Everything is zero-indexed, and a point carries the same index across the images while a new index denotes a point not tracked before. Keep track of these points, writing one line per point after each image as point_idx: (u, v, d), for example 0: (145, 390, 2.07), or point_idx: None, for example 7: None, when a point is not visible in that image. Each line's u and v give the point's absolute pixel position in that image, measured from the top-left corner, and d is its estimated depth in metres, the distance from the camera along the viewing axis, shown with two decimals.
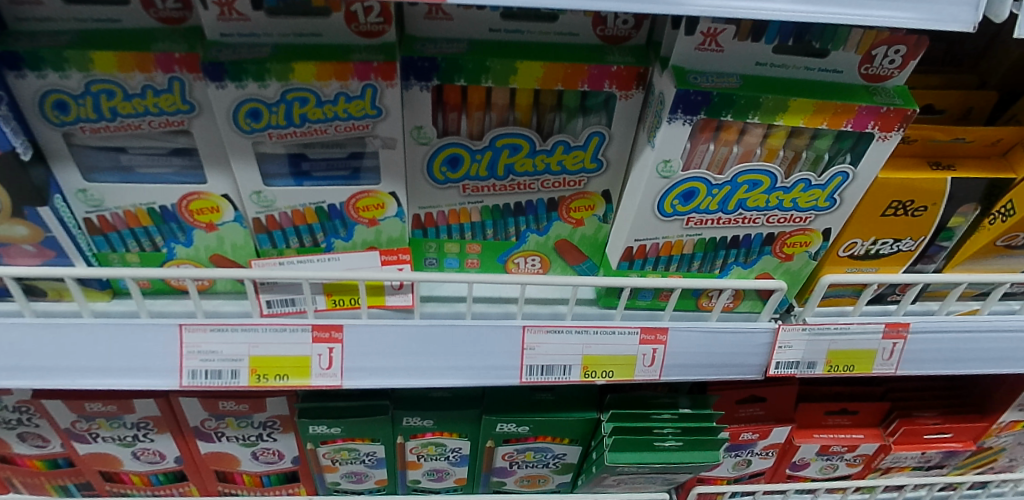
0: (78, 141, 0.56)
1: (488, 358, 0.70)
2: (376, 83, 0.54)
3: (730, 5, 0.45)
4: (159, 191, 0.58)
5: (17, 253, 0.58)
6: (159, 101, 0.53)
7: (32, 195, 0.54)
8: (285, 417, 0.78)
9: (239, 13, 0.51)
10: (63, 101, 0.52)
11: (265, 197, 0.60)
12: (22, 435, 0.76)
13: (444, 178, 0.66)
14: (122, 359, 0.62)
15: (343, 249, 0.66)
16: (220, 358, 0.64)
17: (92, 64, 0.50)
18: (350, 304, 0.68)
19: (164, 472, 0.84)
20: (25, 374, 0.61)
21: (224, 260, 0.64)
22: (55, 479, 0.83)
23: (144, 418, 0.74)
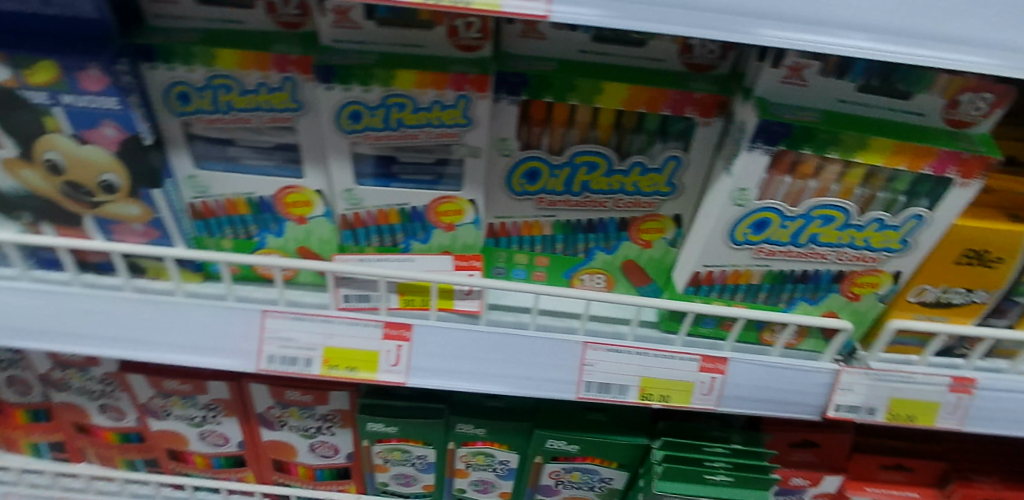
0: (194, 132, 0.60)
1: (548, 370, 0.71)
2: (470, 94, 0.57)
3: (821, 42, 0.44)
4: (258, 182, 0.62)
5: (127, 232, 0.61)
6: (271, 98, 0.57)
7: (148, 177, 0.57)
8: (345, 412, 0.80)
9: (353, 21, 0.55)
10: (186, 92, 0.57)
11: (355, 196, 0.63)
12: (103, 406, 0.80)
13: (522, 190, 0.69)
14: (207, 338, 0.65)
15: (420, 252, 0.68)
16: (296, 345, 0.66)
17: (216, 60, 0.55)
18: (420, 304, 0.70)
19: (226, 455, 0.84)
20: (119, 345, 0.65)
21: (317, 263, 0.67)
22: (126, 454, 0.85)
23: (214, 400, 0.77)
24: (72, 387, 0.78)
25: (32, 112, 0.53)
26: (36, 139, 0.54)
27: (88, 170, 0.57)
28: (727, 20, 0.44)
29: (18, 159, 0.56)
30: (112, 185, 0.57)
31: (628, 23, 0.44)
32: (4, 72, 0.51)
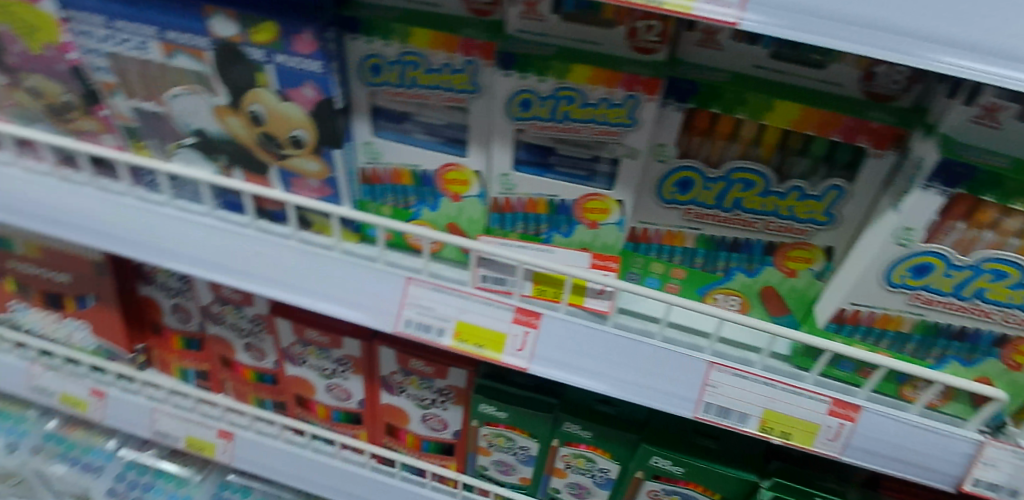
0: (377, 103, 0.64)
1: (669, 384, 0.70)
2: (639, 95, 0.58)
3: (996, 73, 0.39)
4: (425, 155, 0.66)
5: (304, 186, 0.67)
6: (452, 79, 0.61)
7: (331, 138, 0.62)
8: (460, 390, 0.83)
9: (539, 13, 0.58)
10: (377, 65, 0.61)
11: (509, 181, 0.65)
12: (248, 345, 0.87)
13: (671, 199, 0.69)
14: (354, 295, 0.69)
15: (560, 245, 0.69)
16: (433, 314, 0.69)
17: (410, 38, 0.59)
18: (552, 295, 0.71)
19: (346, 411, 0.89)
20: (279, 287, 0.70)
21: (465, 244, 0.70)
22: (259, 393, 0.92)
23: (346, 356, 0.82)
24: (224, 322, 0.86)
25: (248, 67, 0.59)
26: (246, 92, 0.60)
27: (284, 125, 0.62)
28: (884, 39, 0.40)
29: (227, 107, 0.62)
30: (301, 140, 0.63)
31: (793, 34, 0.41)
32: (233, 29, 0.57)
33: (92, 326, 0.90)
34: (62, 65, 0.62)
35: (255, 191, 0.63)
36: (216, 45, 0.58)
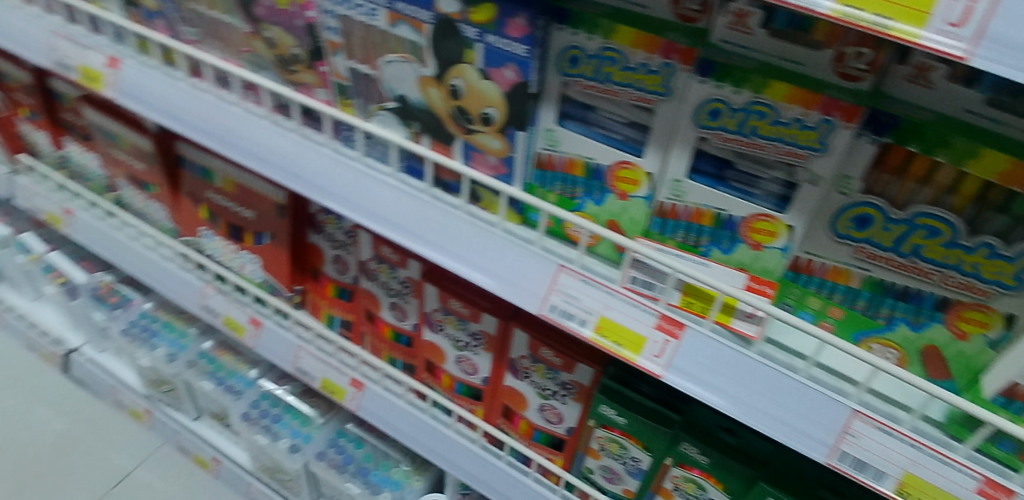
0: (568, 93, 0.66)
1: (806, 423, 0.66)
2: (835, 121, 0.56)
3: None
4: (602, 150, 0.66)
5: (482, 162, 0.71)
6: (645, 79, 0.61)
7: (518, 119, 0.65)
8: (583, 388, 0.83)
9: (747, 26, 0.58)
10: (576, 56, 0.63)
11: (680, 187, 0.65)
12: (393, 304, 0.94)
13: (846, 234, 0.65)
14: (505, 271, 0.72)
15: (716, 261, 0.69)
16: (578, 305, 0.70)
17: (614, 34, 0.60)
18: (699, 310, 0.70)
19: (469, 385, 0.93)
20: (439, 251, 0.74)
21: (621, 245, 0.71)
22: (393, 351, 0.98)
23: (481, 331, 0.86)
24: (377, 279, 0.93)
25: (460, 43, 0.63)
26: (452, 66, 0.65)
27: (478, 102, 0.66)
28: None
29: (432, 78, 0.67)
30: (490, 118, 0.67)
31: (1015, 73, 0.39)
32: (456, 6, 0.62)
33: (264, 261, 1.00)
34: (301, 21, 0.70)
35: (441, 158, 0.68)
36: (437, 19, 0.63)
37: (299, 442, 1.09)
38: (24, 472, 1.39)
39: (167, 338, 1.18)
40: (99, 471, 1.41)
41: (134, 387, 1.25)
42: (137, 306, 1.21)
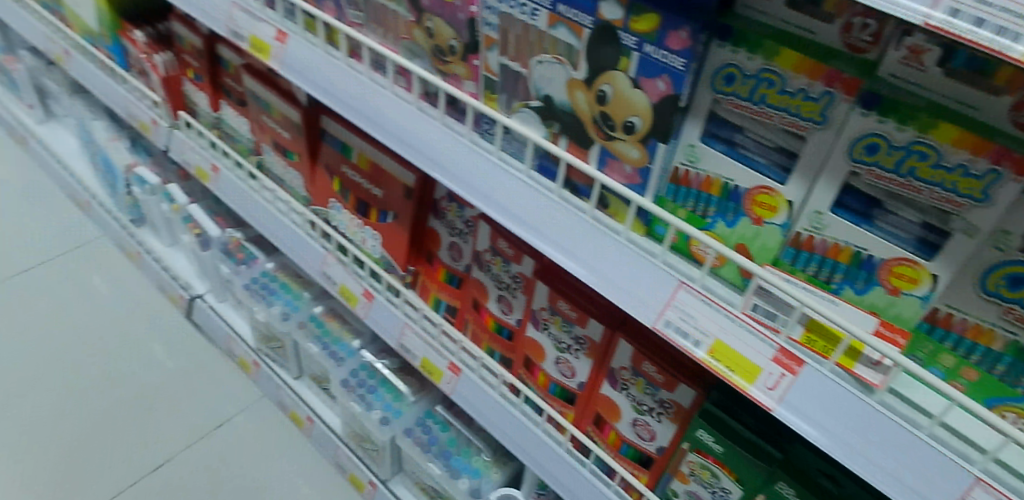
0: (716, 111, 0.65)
1: (919, 481, 0.61)
2: (1005, 172, 0.52)
3: None
4: (743, 172, 0.66)
5: (617, 170, 0.72)
6: (802, 105, 0.60)
7: (662, 131, 0.66)
8: (681, 409, 0.82)
9: (921, 63, 0.55)
10: (732, 75, 0.62)
11: (821, 220, 0.63)
12: (500, 297, 0.96)
13: (995, 292, 0.58)
14: (623, 280, 0.72)
15: (848, 300, 0.66)
16: (694, 326, 0.69)
17: (776, 57, 0.59)
18: (822, 349, 0.67)
19: (563, 387, 0.94)
20: (560, 252, 0.76)
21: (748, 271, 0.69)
22: (492, 342, 1.01)
23: (585, 337, 0.87)
24: (489, 271, 0.96)
25: (617, 50, 0.64)
26: (604, 72, 0.66)
27: (624, 110, 0.67)
28: None
29: (581, 82, 0.68)
30: (633, 127, 0.67)
31: None
32: (619, 13, 0.62)
33: (384, 239, 1.06)
34: (463, 15, 0.73)
35: (575, 162, 0.70)
36: (597, 25, 0.64)
37: (389, 416, 1.17)
38: (144, 399, 1.55)
39: (282, 298, 1.27)
40: (206, 410, 1.55)
41: (247, 339, 1.36)
42: (261, 265, 1.31)
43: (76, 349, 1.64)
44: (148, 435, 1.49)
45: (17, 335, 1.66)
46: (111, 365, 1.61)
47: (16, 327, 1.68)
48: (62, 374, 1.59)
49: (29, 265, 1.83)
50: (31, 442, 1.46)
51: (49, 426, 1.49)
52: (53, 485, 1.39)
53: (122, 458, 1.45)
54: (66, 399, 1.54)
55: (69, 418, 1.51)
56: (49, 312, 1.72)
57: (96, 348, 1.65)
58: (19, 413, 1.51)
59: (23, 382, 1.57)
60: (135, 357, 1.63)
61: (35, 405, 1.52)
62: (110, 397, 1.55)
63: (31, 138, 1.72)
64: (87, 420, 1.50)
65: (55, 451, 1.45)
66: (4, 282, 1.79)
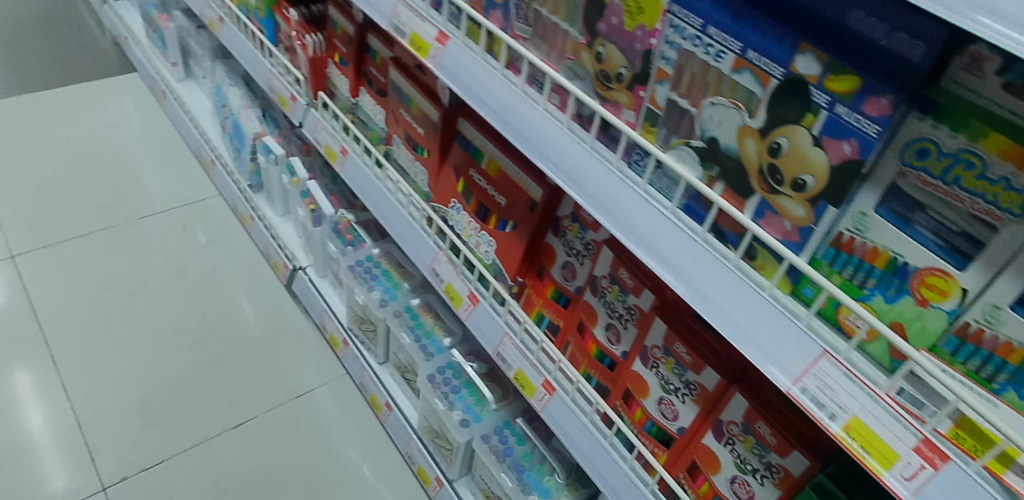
0: (899, 183, 0.62)
1: None
2: None
3: None
4: (915, 249, 0.63)
5: (775, 225, 0.70)
6: (1001, 194, 0.56)
7: (837, 194, 0.63)
8: (789, 477, 0.78)
9: None
10: (927, 150, 0.59)
11: (997, 315, 0.59)
12: (609, 325, 0.95)
13: None
14: (761, 337, 0.70)
15: (1010, 404, 0.61)
16: (832, 398, 0.66)
17: (982, 139, 0.56)
18: (970, 449, 0.62)
19: (660, 428, 0.91)
20: (695, 296, 0.74)
21: (900, 353, 0.66)
22: (591, 368, 0.99)
23: (697, 383, 0.84)
24: (603, 297, 0.94)
25: (804, 106, 0.62)
26: (784, 125, 0.64)
27: (798, 166, 0.65)
28: None
29: (755, 130, 0.67)
30: (804, 185, 0.65)
31: None
32: (815, 69, 0.61)
33: (498, 247, 1.07)
34: (641, 46, 0.73)
35: (728, 206, 0.68)
36: (787, 77, 0.63)
37: (469, 419, 1.17)
38: (234, 358, 1.63)
39: (383, 285, 1.31)
40: (291, 378, 1.61)
41: (340, 318, 1.40)
42: (366, 250, 1.36)
43: (180, 298, 1.74)
44: (234, 392, 1.56)
45: (129, 274, 1.77)
46: (209, 319, 1.70)
47: (130, 267, 1.79)
48: (164, 319, 1.68)
49: (153, 211, 1.95)
50: (131, 378, 1.56)
51: (148, 366, 1.58)
52: (145, 423, 1.48)
53: (209, 409, 1.52)
54: (166, 343, 1.63)
55: (166, 361, 1.60)
56: (160, 258, 1.82)
57: (198, 300, 1.74)
58: (123, 348, 1.61)
59: (131, 319, 1.67)
60: (229, 314, 1.72)
61: (137, 343, 1.62)
62: (204, 349, 1.63)
63: (167, 93, 1.82)
64: (183, 367, 1.59)
65: (151, 391, 1.54)
66: (129, 224, 1.91)
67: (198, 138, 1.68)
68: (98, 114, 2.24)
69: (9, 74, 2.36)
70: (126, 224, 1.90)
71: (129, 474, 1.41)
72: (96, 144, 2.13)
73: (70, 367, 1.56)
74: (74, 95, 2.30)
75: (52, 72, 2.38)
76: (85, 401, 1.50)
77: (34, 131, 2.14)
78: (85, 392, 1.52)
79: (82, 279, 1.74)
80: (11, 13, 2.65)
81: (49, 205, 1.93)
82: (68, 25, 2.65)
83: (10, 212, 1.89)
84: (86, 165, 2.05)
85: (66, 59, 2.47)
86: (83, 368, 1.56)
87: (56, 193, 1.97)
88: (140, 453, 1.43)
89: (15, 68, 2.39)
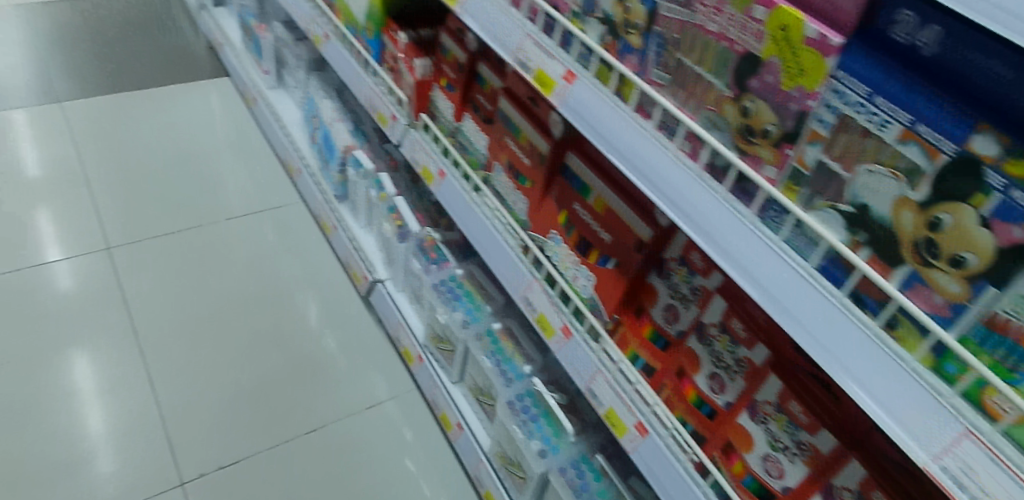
0: None
1: None
2: None
3: None
4: None
5: (924, 298, 0.68)
6: None
7: (999, 276, 0.62)
8: None
9: None
10: None
11: None
12: (714, 374, 0.93)
13: None
14: (896, 407, 0.68)
15: None
16: (974, 480, 0.63)
17: None
18: None
19: (761, 483, 0.88)
20: (827, 359, 0.73)
21: None
22: (687, 413, 0.98)
23: (810, 444, 0.82)
24: (710, 345, 0.93)
25: (974, 184, 0.61)
26: (948, 200, 0.63)
27: (959, 244, 0.63)
28: None
29: (914, 203, 0.66)
30: (964, 263, 0.63)
31: None
32: (993, 150, 0.59)
33: (597, 283, 1.05)
34: (796, 106, 0.73)
35: (871, 271, 0.70)
36: (959, 154, 0.61)
37: (547, 449, 1.15)
38: (307, 367, 1.75)
39: (465, 306, 1.31)
40: (362, 390, 1.73)
41: (416, 334, 1.43)
42: (450, 269, 1.36)
43: (259, 302, 1.90)
44: (306, 400, 1.68)
45: (217, 277, 1.94)
46: (285, 326, 1.84)
47: (217, 270, 1.96)
48: (245, 324, 1.83)
49: (240, 214, 2.15)
50: (213, 377, 1.70)
51: (227, 369, 1.72)
52: (228, 420, 1.61)
53: (283, 413, 1.64)
54: (244, 346, 1.77)
55: (243, 365, 1.73)
56: (245, 264, 2.00)
57: (276, 306, 1.89)
58: (206, 349, 1.75)
59: (211, 325, 1.81)
60: (299, 325, 1.85)
61: (219, 346, 1.76)
62: (279, 356, 1.76)
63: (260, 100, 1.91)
64: (257, 374, 1.72)
65: (228, 394, 1.66)
66: (217, 225, 2.10)
67: (289, 149, 1.76)
68: (195, 121, 2.45)
69: (120, 80, 2.57)
70: (211, 226, 2.09)
71: (207, 470, 1.52)
72: (193, 152, 2.33)
73: (160, 362, 1.71)
74: (173, 105, 2.50)
75: (153, 80, 2.59)
76: (171, 398, 1.64)
77: (139, 139, 2.34)
78: (170, 389, 1.66)
79: (175, 279, 1.92)
80: (117, 19, 2.86)
81: (148, 204, 2.13)
82: (164, 32, 2.83)
83: (115, 212, 2.09)
84: (184, 172, 2.26)
85: (166, 67, 2.66)
86: (170, 365, 1.71)
87: (155, 198, 2.15)
88: (218, 451, 1.55)
89: (120, 74, 2.60)
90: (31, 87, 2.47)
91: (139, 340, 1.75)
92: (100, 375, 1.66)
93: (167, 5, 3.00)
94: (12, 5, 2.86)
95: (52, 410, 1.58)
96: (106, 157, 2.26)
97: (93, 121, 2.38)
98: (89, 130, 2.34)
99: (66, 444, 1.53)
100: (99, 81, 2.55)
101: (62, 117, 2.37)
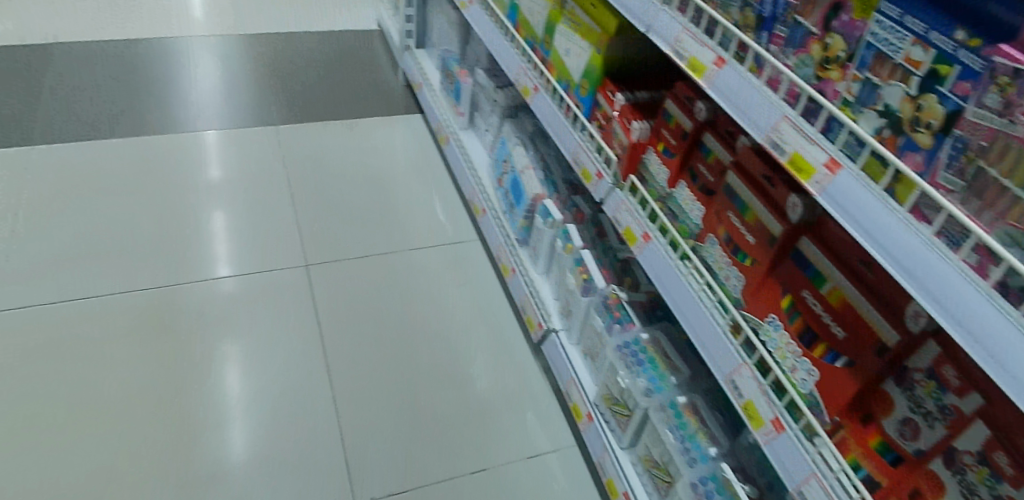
0: None
1: None
2: None
3: None
4: None
5: None
6: None
7: None
8: None
9: None
10: None
11: None
12: None
13: None
14: None
15: None
16: None
17: None
18: None
19: None
20: None
21: None
22: None
23: None
24: (961, 475, 0.82)
25: None
26: None
27: None
28: None
29: None
30: None
31: None
32: None
33: (822, 380, 0.98)
34: None
35: None
36: None
37: None
38: (477, 414, 1.80)
39: (648, 373, 1.27)
40: (526, 441, 1.76)
41: (588, 392, 1.44)
42: (634, 332, 1.34)
43: (433, 336, 1.98)
44: (475, 443, 1.74)
45: (397, 307, 2.05)
46: (456, 364, 1.92)
47: (395, 298, 2.07)
48: (424, 357, 1.92)
49: (419, 246, 2.26)
50: (399, 404, 1.80)
51: (398, 397, 1.81)
52: (402, 448, 1.70)
53: (457, 453, 1.71)
54: (413, 377, 1.87)
55: (414, 394, 1.83)
56: (424, 297, 2.09)
57: (448, 344, 1.97)
58: (387, 377, 1.86)
59: (391, 352, 1.92)
60: (467, 368, 1.91)
61: (395, 376, 1.86)
62: (448, 394, 1.84)
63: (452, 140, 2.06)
64: (423, 407, 1.80)
65: (397, 423, 1.76)
66: (399, 254, 2.22)
67: (479, 191, 1.85)
68: (382, 151, 2.61)
69: (322, 105, 2.80)
70: (397, 253, 2.22)
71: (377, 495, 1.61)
72: (378, 180, 2.48)
73: (345, 382, 1.83)
74: (364, 133, 2.69)
75: (349, 108, 2.80)
76: (345, 419, 1.75)
77: (331, 161, 2.53)
78: (347, 408, 1.77)
79: (360, 301, 2.05)
80: (328, 49, 3.14)
81: (333, 223, 2.29)
82: (366, 64, 3.07)
83: (309, 228, 2.26)
84: (368, 197, 2.40)
85: (363, 97, 2.88)
86: (353, 385, 1.83)
87: (340, 219, 2.31)
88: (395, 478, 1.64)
89: (322, 99, 2.83)
90: (249, 105, 2.74)
91: (325, 355, 1.89)
92: (293, 385, 1.80)
93: (371, 40, 3.26)
94: (244, 31, 3.20)
95: (223, 416, 1.72)
96: (301, 175, 2.46)
97: (295, 141, 2.60)
98: (289, 149, 2.56)
99: (218, 457, 1.64)
100: (302, 102, 2.80)
101: (272, 135, 2.61)
